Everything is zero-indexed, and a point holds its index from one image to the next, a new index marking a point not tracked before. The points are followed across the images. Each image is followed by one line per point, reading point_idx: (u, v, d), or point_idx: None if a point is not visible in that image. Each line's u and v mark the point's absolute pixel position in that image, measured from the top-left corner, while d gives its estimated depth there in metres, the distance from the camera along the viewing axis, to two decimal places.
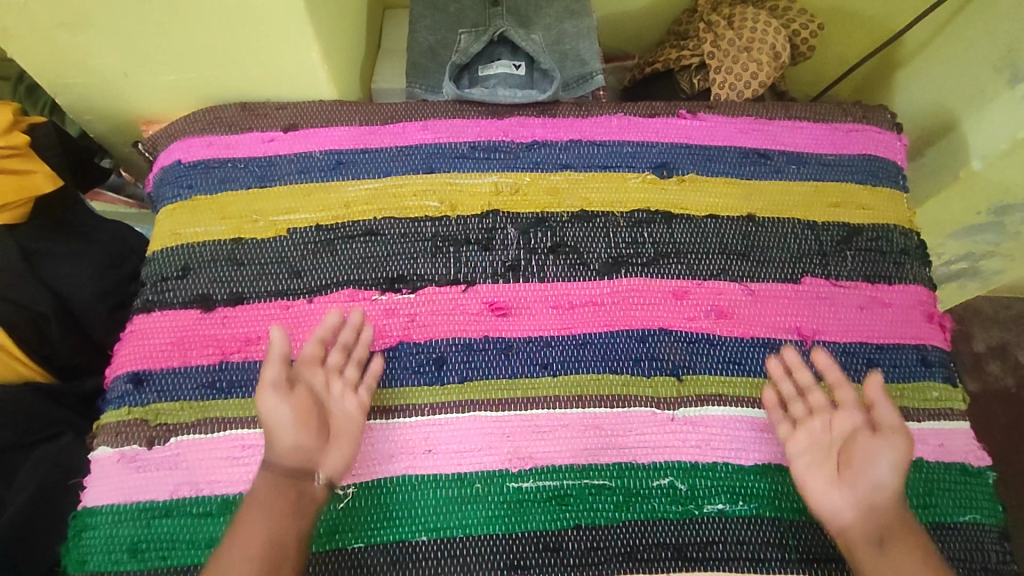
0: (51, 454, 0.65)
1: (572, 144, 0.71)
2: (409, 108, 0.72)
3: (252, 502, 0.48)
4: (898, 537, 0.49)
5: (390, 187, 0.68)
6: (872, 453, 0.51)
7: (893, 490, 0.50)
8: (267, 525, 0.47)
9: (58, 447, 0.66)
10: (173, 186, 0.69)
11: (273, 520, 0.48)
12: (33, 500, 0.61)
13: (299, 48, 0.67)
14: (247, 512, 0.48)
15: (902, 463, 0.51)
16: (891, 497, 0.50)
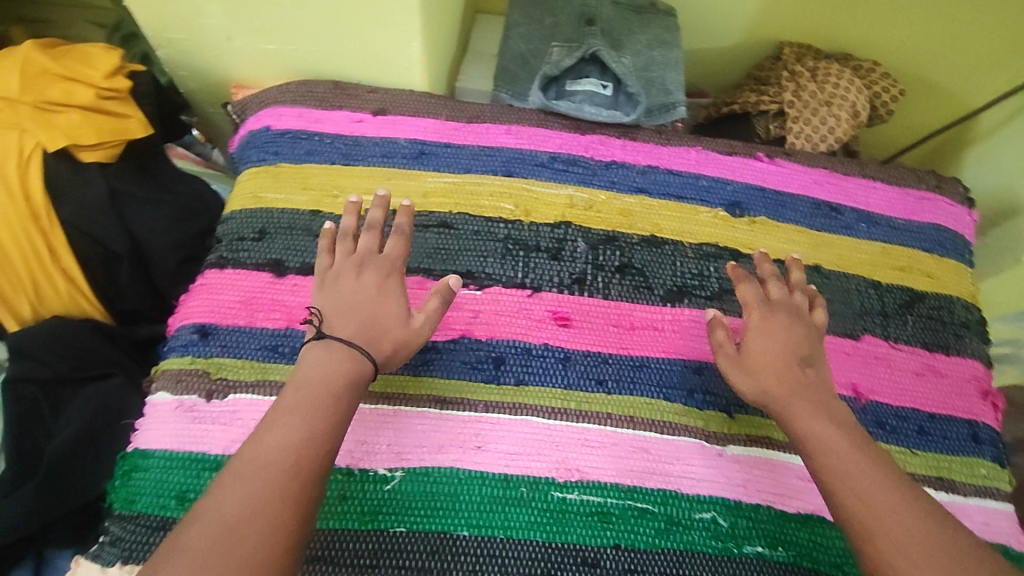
0: (100, 394, 0.69)
1: (650, 170, 0.71)
2: (495, 110, 0.74)
3: (310, 370, 0.49)
4: (789, 409, 0.51)
5: (469, 184, 0.69)
6: (733, 357, 0.55)
7: (763, 378, 0.53)
8: (323, 400, 0.47)
9: (109, 388, 0.70)
10: (260, 150, 0.70)
11: (333, 398, 0.47)
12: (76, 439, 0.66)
13: (400, 37, 0.69)
14: (307, 380, 0.48)
15: (749, 364, 0.54)
16: (758, 385, 0.53)
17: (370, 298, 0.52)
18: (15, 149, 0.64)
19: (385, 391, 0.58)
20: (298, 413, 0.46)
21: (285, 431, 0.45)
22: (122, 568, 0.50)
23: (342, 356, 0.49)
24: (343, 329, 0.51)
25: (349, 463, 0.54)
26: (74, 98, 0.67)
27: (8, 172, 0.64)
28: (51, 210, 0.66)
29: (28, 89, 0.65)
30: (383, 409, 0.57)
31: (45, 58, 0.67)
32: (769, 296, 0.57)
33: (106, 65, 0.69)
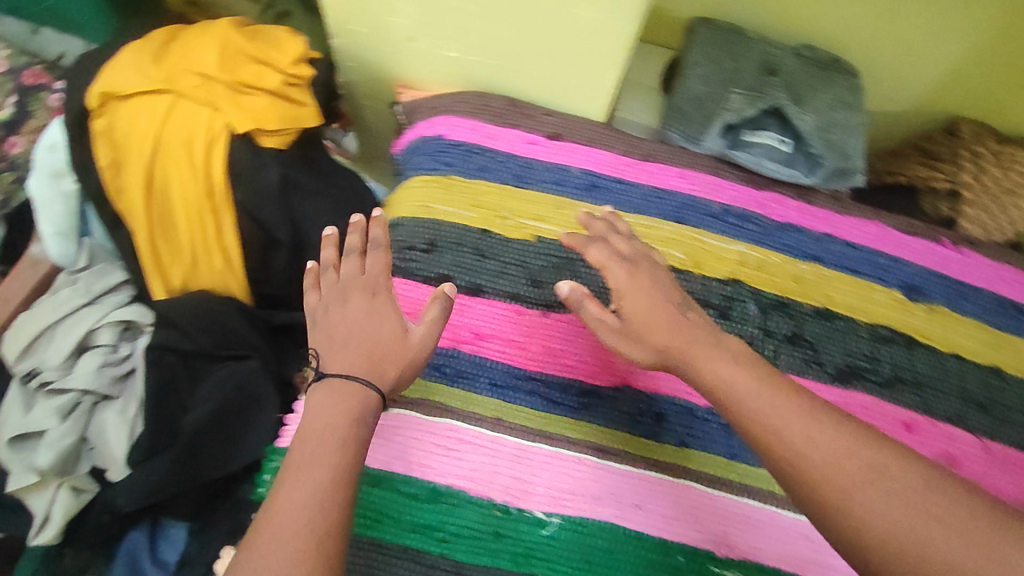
0: (236, 374, 0.73)
1: (828, 239, 0.68)
2: (669, 152, 0.71)
3: (319, 417, 0.44)
4: (690, 357, 0.47)
5: (640, 225, 0.67)
6: (614, 327, 0.52)
7: (651, 341, 0.50)
8: (340, 446, 0.42)
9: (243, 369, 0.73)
10: (431, 159, 0.69)
11: (350, 443, 0.43)
12: (212, 416, 0.70)
13: (592, 68, 0.65)
14: (321, 426, 0.43)
15: (631, 331, 0.51)
16: (654, 351, 0.50)
17: (360, 320, 0.51)
18: (203, 128, 0.64)
19: (544, 430, 0.57)
20: (302, 471, 0.41)
21: (295, 489, 0.40)
22: None
23: (350, 391, 0.46)
24: (343, 360, 0.48)
25: (507, 499, 0.54)
26: (263, 81, 0.66)
27: (194, 150, 0.64)
28: (225, 191, 0.65)
29: (224, 69, 0.65)
30: (543, 449, 0.56)
31: (245, 42, 0.67)
32: (620, 250, 0.56)
33: (293, 50, 0.69)
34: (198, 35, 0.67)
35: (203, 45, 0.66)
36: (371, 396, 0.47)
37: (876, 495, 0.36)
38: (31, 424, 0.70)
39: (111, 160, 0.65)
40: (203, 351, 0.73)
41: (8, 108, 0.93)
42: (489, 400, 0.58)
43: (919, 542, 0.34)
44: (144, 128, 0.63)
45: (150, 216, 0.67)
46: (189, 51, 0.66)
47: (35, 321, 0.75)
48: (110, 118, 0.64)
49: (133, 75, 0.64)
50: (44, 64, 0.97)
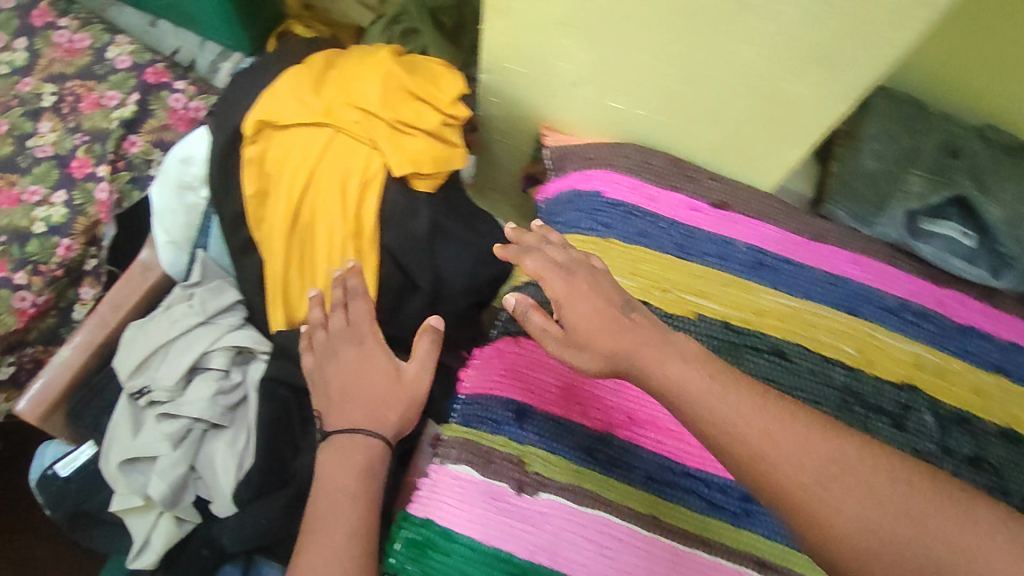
0: None
1: (1014, 348, 0.63)
2: (843, 235, 0.67)
3: (330, 470, 0.54)
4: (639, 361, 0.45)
5: (808, 313, 0.62)
6: (558, 337, 0.49)
7: (605, 348, 0.47)
8: (347, 498, 0.52)
9: None
10: (587, 217, 0.64)
11: (356, 496, 0.52)
12: None
13: (780, 141, 0.59)
14: (333, 479, 0.53)
15: (576, 340, 0.48)
16: (603, 360, 0.47)
17: (351, 373, 0.57)
18: (360, 171, 0.60)
19: (699, 535, 0.54)
20: (332, 518, 0.51)
21: (329, 534, 0.50)
22: None
23: (356, 446, 0.54)
24: (342, 416, 0.56)
25: None
26: (421, 122, 0.61)
27: (349, 194, 0.61)
28: (374, 239, 0.62)
29: (386, 108, 0.60)
30: (701, 556, 0.53)
31: (407, 75, 0.61)
32: (557, 261, 0.52)
33: (452, 88, 0.62)
34: (359, 61, 0.62)
35: (365, 76, 0.61)
36: (376, 446, 0.55)
37: (841, 492, 0.39)
38: (142, 447, 0.67)
39: (259, 191, 0.62)
40: None
41: (130, 106, 0.90)
42: (644, 494, 0.55)
43: (866, 531, 0.37)
44: (299, 165, 0.60)
45: (290, 250, 0.64)
46: (349, 81, 0.61)
47: (149, 338, 0.72)
48: (264, 149, 0.61)
49: (293, 106, 0.60)
50: (166, 62, 0.95)
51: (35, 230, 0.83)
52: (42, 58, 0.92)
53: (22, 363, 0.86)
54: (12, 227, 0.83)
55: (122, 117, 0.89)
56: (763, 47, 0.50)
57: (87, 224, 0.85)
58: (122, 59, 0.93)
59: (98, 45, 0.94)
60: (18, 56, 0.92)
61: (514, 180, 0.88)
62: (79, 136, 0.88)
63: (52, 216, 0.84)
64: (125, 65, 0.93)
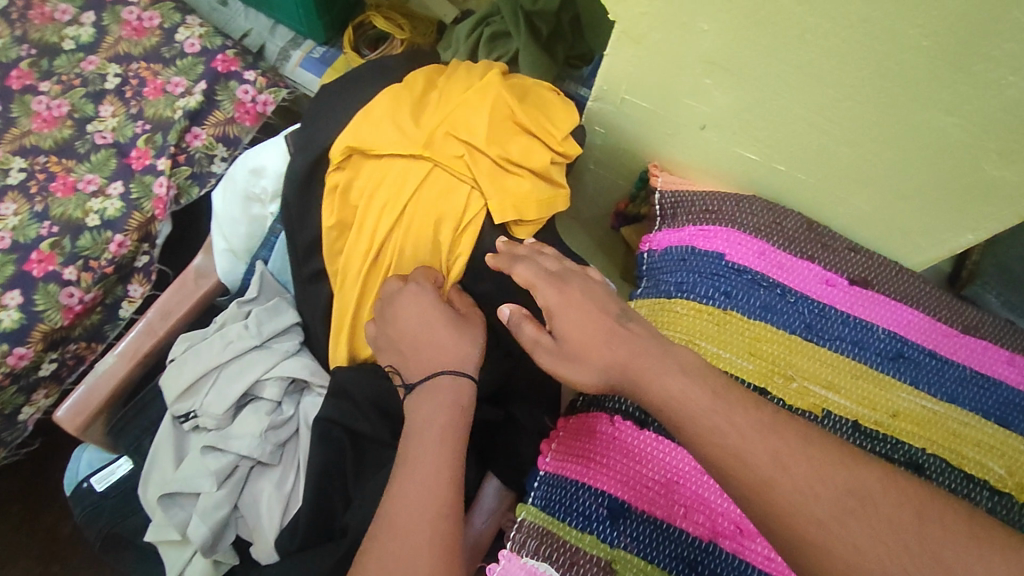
0: None
1: None
2: (998, 329, 0.58)
3: (418, 421, 0.47)
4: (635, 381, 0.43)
5: (951, 419, 0.54)
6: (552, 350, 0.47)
7: (591, 360, 0.45)
8: (434, 452, 0.45)
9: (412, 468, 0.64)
10: (705, 282, 0.57)
11: (447, 446, 0.45)
12: None
13: (935, 204, 0.53)
14: (421, 429, 0.46)
15: (569, 353, 0.46)
16: (593, 375, 0.45)
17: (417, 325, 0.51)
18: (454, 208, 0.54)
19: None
20: (421, 458, 0.44)
21: (419, 475, 0.43)
22: None
23: (447, 391, 0.48)
24: (420, 362, 0.50)
25: None
26: (531, 160, 0.55)
27: (441, 231, 0.55)
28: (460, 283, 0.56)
29: (491, 142, 0.54)
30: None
31: (518, 107, 0.55)
32: (548, 268, 0.50)
33: (568, 124, 0.57)
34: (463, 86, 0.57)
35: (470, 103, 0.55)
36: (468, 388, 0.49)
37: (863, 531, 0.37)
38: (182, 480, 0.62)
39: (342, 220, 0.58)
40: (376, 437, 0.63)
41: (196, 95, 0.84)
42: None
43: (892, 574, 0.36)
44: (389, 197, 0.55)
45: (369, 286, 0.58)
46: (451, 108, 0.55)
47: (200, 360, 0.66)
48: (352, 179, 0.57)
49: (389, 132, 0.55)
50: (236, 48, 0.88)
51: (88, 223, 0.79)
52: (110, 36, 0.88)
53: (63, 360, 0.81)
54: (65, 218, 0.78)
55: (186, 107, 0.83)
56: (969, 121, 0.46)
57: (142, 221, 0.80)
58: (192, 41, 0.87)
59: (169, 25, 0.88)
60: (86, 32, 0.87)
61: (603, 216, 0.79)
62: (141, 124, 0.83)
63: (107, 209, 0.79)
64: (194, 49, 0.87)
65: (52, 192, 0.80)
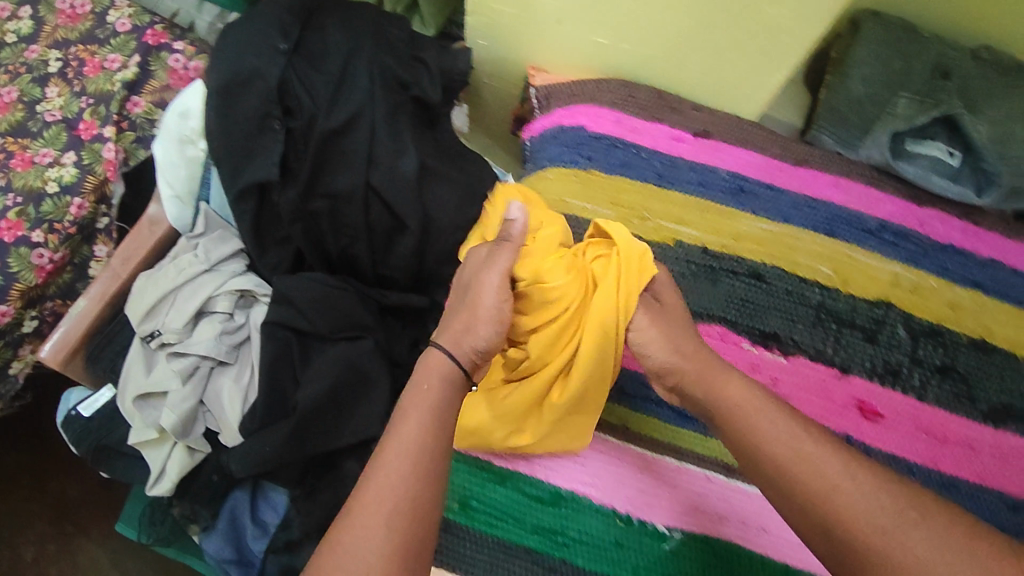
0: (348, 354, 0.71)
1: (994, 265, 0.63)
2: (826, 160, 0.67)
3: (408, 399, 0.46)
4: (706, 387, 0.46)
5: (786, 235, 0.63)
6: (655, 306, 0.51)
7: (664, 351, 0.49)
8: (414, 459, 0.42)
9: (356, 349, 0.71)
10: (572, 151, 0.67)
11: (424, 430, 0.44)
12: (325, 395, 0.69)
13: (753, 59, 0.62)
14: (408, 408, 0.45)
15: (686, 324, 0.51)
16: (668, 353, 0.49)
17: (468, 313, 0.50)
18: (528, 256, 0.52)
19: (658, 439, 0.58)
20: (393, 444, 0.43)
21: (387, 462, 0.42)
22: None
23: (436, 373, 0.47)
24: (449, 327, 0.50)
25: (630, 510, 0.55)
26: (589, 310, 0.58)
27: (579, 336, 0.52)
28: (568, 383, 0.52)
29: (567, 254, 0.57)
30: (666, 461, 0.57)
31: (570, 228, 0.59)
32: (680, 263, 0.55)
33: None
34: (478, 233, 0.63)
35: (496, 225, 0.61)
36: (456, 374, 0.48)
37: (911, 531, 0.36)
38: (154, 383, 0.71)
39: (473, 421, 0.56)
40: (316, 329, 0.72)
41: (131, 67, 0.93)
42: (616, 408, 0.59)
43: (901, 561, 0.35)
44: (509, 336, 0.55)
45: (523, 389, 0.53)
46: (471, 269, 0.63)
47: (157, 286, 0.76)
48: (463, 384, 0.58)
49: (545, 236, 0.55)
50: (164, 22, 0.97)
51: (48, 190, 0.88)
52: (48, 26, 0.96)
53: (43, 317, 0.90)
54: (27, 188, 0.88)
55: (124, 79, 0.93)
56: None
57: (96, 183, 0.89)
58: (123, 21, 0.96)
59: (99, 9, 0.97)
60: (25, 24, 0.96)
61: (507, 127, 0.88)
62: (84, 99, 0.92)
63: (63, 176, 0.88)
64: (126, 28, 0.96)
65: (13, 168, 0.89)
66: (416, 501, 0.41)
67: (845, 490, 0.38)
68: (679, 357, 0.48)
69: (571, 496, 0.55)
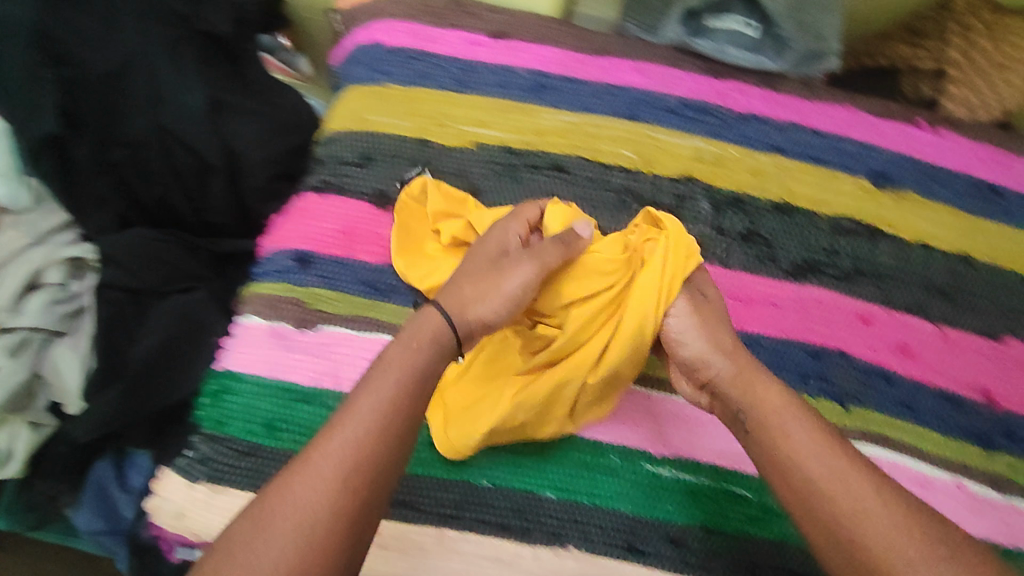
0: (182, 304, 0.65)
1: (792, 128, 0.64)
2: (627, 46, 0.67)
3: (394, 349, 0.44)
4: (742, 385, 0.48)
5: (589, 124, 0.62)
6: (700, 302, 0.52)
7: (703, 342, 0.50)
8: (386, 419, 0.41)
9: (192, 300, 0.66)
10: (368, 68, 0.65)
11: (403, 389, 0.42)
12: (158, 350, 0.62)
13: None
14: (389, 360, 0.43)
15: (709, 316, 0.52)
16: (706, 345, 0.50)
17: (494, 277, 0.49)
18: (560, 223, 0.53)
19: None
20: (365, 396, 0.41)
21: (356, 413, 0.40)
22: (205, 485, 0.52)
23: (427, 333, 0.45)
24: (460, 295, 0.48)
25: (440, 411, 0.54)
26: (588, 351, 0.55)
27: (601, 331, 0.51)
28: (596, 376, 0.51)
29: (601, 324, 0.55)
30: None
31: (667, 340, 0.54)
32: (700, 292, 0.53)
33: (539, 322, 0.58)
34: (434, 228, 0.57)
35: (490, 222, 0.55)
36: (447, 339, 0.46)
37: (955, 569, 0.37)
38: None
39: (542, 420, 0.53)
40: (145, 285, 0.64)
41: None
42: None
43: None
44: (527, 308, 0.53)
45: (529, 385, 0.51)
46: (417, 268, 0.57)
47: None
48: (467, 378, 0.55)
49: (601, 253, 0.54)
50: None
51: None
52: None
53: None
54: None
55: None
56: None
57: None
58: None
59: None
60: None
61: None
62: None
63: None
64: None
65: None
66: (377, 463, 0.39)
67: (875, 519, 0.39)
68: (713, 348, 0.50)
69: (334, 396, 0.54)
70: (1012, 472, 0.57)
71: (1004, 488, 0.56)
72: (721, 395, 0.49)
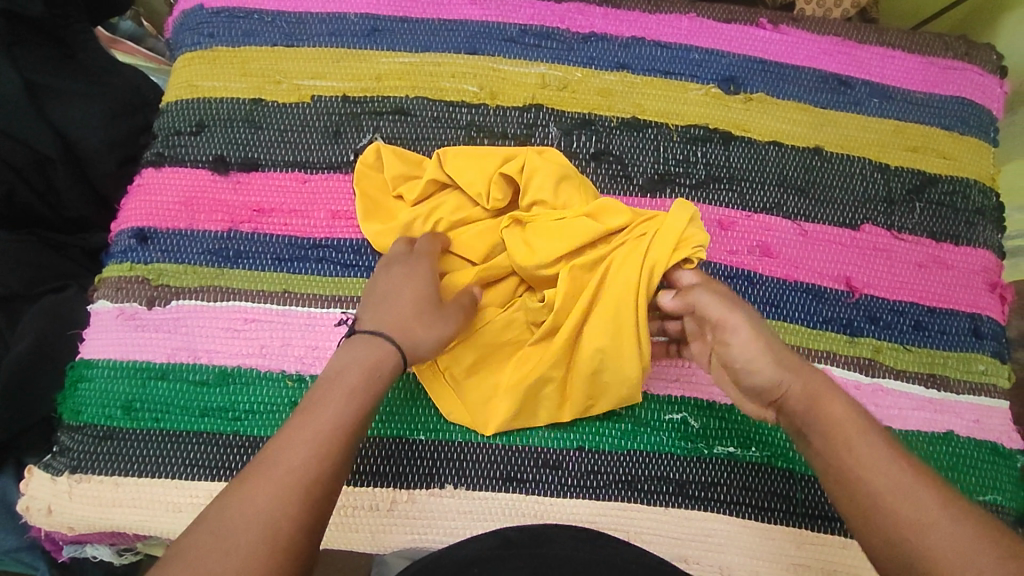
0: (54, 305, 0.62)
1: (634, 42, 0.63)
2: None
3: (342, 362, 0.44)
4: (813, 399, 0.42)
5: (427, 63, 0.61)
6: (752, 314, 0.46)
7: (771, 360, 0.44)
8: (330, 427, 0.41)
9: (62, 298, 0.62)
10: (193, 33, 0.62)
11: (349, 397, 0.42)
12: (32, 350, 0.58)
13: None
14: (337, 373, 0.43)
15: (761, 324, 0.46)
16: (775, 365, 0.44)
17: (438, 322, 0.48)
18: (550, 168, 0.53)
19: (267, 290, 0.55)
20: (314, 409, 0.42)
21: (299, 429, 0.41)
22: (71, 477, 0.51)
23: (369, 356, 0.44)
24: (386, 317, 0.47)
25: (300, 368, 0.53)
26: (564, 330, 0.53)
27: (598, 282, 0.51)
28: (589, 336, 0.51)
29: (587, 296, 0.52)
30: (269, 309, 0.54)
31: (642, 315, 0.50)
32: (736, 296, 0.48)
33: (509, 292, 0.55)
34: (397, 195, 0.56)
35: (465, 169, 0.54)
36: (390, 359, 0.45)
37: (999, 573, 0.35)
38: None
39: (612, 384, 0.52)
40: (12, 292, 0.61)
41: None
42: (275, 275, 0.55)
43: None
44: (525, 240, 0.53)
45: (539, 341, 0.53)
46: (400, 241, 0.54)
47: None
48: (472, 338, 0.53)
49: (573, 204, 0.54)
50: None
51: None
52: None
53: None
54: None
55: None
56: None
57: None
58: None
59: None
60: None
61: None
62: None
63: None
64: None
65: None
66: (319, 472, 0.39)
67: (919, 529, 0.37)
68: (782, 369, 0.44)
69: (192, 369, 0.53)
70: (878, 354, 0.58)
71: (870, 370, 0.57)
72: (789, 412, 0.44)
